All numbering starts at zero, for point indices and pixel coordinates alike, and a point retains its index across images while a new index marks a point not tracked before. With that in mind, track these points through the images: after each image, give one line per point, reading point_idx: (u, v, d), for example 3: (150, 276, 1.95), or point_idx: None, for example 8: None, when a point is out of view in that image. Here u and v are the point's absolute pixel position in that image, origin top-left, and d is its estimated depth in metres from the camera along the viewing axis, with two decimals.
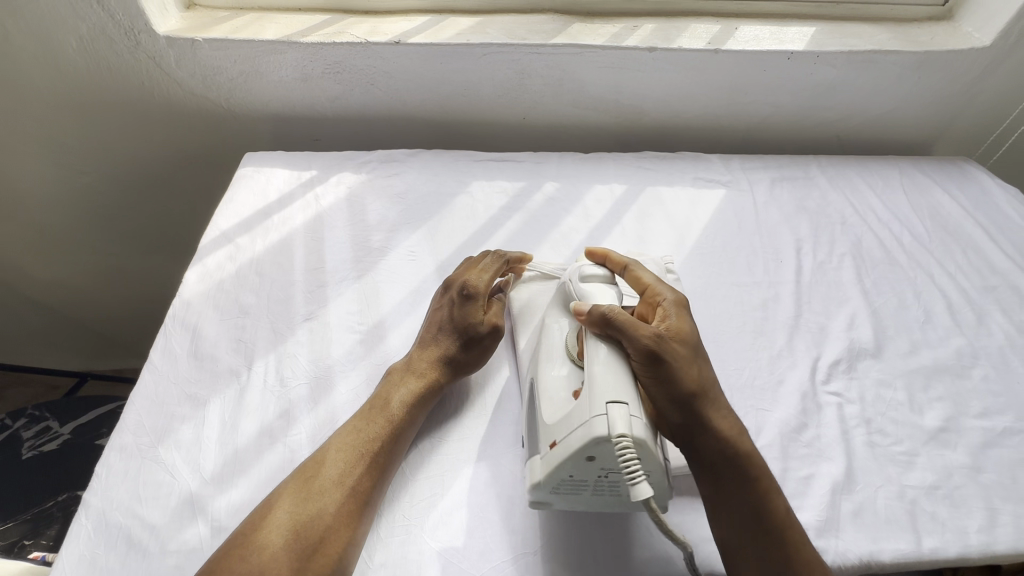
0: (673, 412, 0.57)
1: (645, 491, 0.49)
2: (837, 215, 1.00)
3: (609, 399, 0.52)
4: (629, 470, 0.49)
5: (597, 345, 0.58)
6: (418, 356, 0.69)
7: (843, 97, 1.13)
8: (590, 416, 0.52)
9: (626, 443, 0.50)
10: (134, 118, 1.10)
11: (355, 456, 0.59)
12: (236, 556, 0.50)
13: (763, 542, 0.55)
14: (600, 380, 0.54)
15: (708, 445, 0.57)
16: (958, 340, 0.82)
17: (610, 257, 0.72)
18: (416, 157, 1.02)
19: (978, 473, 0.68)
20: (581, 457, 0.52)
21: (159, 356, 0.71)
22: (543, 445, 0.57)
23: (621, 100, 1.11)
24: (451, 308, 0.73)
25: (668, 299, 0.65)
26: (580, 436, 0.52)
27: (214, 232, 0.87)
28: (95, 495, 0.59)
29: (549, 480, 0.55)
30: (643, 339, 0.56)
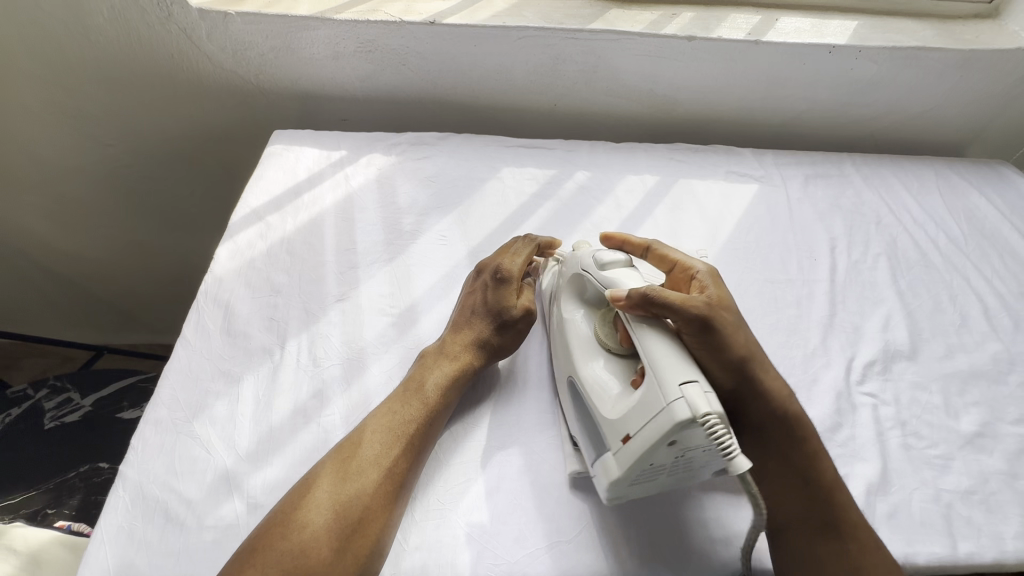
0: (725, 374, 0.59)
1: (742, 463, 0.49)
2: (872, 214, 0.98)
3: (682, 380, 0.50)
4: (722, 446, 0.48)
5: (644, 329, 0.56)
6: (451, 338, 0.69)
7: (882, 94, 1.11)
8: (666, 403, 0.49)
9: (715, 420, 0.48)
10: (161, 91, 1.09)
11: (392, 437, 0.58)
12: (277, 534, 0.50)
13: (812, 502, 0.57)
14: (665, 364, 0.52)
15: (756, 407, 0.59)
16: (994, 345, 0.81)
17: (628, 241, 0.75)
18: (446, 141, 1.01)
19: (1014, 479, 0.67)
20: (662, 445, 0.49)
21: (193, 332, 0.71)
22: (613, 441, 0.54)
23: (654, 90, 1.09)
24: (483, 291, 0.73)
25: (702, 271, 0.66)
26: (660, 423, 0.49)
27: (244, 210, 0.86)
28: (132, 468, 0.59)
29: (627, 474, 0.52)
30: (693, 310, 0.57)
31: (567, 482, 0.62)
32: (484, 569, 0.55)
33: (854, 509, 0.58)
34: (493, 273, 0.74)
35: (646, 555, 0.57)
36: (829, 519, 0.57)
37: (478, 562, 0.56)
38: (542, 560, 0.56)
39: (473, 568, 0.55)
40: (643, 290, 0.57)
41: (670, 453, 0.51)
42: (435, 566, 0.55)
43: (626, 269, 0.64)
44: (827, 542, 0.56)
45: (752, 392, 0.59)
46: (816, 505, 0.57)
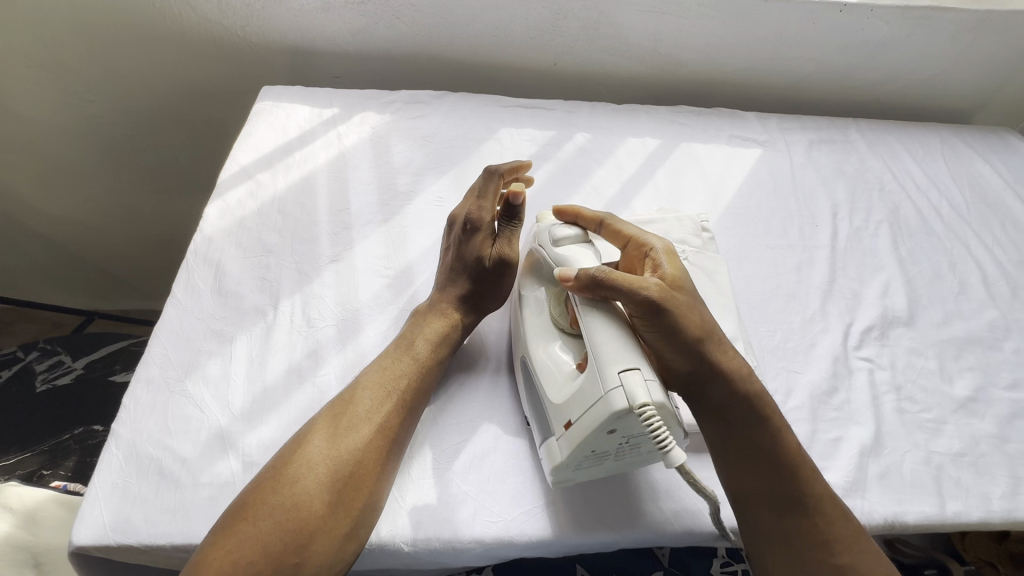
0: (682, 362, 0.55)
1: (677, 456, 0.48)
2: (876, 180, 0.97)
3: (621, 367, 0.50)
4: (658, 437, 0.47)
5: (591, 315, 0.54)
6: (438, 296, 0.67)
7: (891, 56, 1.08)
8: (605, 391, 0.50)
9: (650, 412, 0.47)
10: (144, 45, 1.05)
11: (384, 393, 0.58)
12: (270, 486, 0.50)
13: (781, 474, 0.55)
14: (608, 350, 0.51)
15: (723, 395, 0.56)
16: (991, 312, 0.81)
17: (581, 215, 0.67)
18: (444, 99, 0.97)
19: (1004, 442, 0.68)
20: (600, 433, 0.50)
21: (182, 291, 0.69)
22: (557, 427, 0.55)
23: (658, 49, 1.05)
24: (461, 249, 0.69)
25: (657, 248, 0.60)
26: (597, 413, 0.50)
27: (234, 167, 0.83)
28: (124, 426, 0.58)
29: (570, 461, 0.53)
30: (645, 294, 0.53)
31: None
32: (480, 526, 0.56)
33: (818, 480, 0.56)
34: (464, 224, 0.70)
35: (643, 514, 0.58)
36: (796, 495, 0.55)
37: (475, 518, 0.56)
38: (539, 516, 0.57)
39: (469, 524, 0.56)
40: (592, 270, 0.54)
41: (609, 440, 0.51)
42: (431, 522, 0.56)
43: (580, 245, 0.61)
44: (792, 517, 0.54)
45: (717, 376, 0.55)
46: (786, 482, 0.55)
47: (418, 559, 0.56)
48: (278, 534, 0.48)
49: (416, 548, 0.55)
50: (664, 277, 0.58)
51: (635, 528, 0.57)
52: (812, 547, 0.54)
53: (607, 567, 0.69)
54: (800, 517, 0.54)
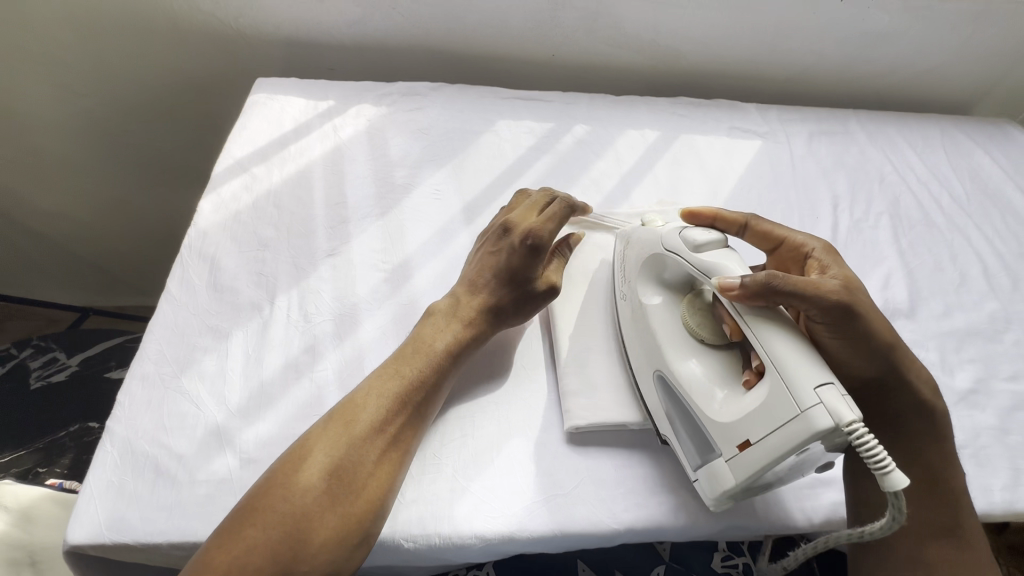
0: (866, 363, 0.56)
1: (898, 479, 0.44)
2: (876, 172, 0.96)
3: (817, 383, 0.47)
4: (874, 457, 0.44)
5: (764, 326, 0.50)
6: (467, 303, 0.65)
7: (892, 47, 1.07)
8: (802, 410, 0.46)
9: (862, 429, 0.44)
10: (136, 36, 1.03)
11: (394, 400, 0.56)
12: (277, 496, 0.48)
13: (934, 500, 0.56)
14: (792, 365, 0.48)
15: (896, 394, 0.58)
16: (992, 304, 0.81)
17: (720, 217, 0.67)
18: (440, 91, 0.96)
19: (1005, 434, 0.68)
20: (792, 453, 0.47)
21: (176, 286, 0.68)
22: (727, 447, 0.51)
23: (657, 40, 1.04)
24: (508, 253, 0.66)
25: (818, 247, 0.61)
26: (794, 434, 0.46)
27: (228, 160, 0.82)
28: (119, 423, 0.58)
29: (744, 483, 0.50)
30: (833, 298, 0.53)
31: (565, 439, 0.61)
32: (480, 522, 0.55)
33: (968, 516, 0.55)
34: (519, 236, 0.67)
35: (643, 508, 0.58)
36: (950, 525, 0.54)
37: (474, 514, 0.56)
38: (539, 512, 0.56)
39: (469, 519, 0.55)
40: (764, 276, 0.51)
41: (794, 459, 0.48)
42: (431, 518, 0.55)
43: (724, 250, 0.57)
44: (938, 545, 0.54)
45: (899, 380, 0.57)
46: (942, 509, 0.55)
47: (418, 555, 0.55)
48: (280, 546, 0.46)
49: (416, 545, 0.54)
50: (835, 278, 0.57)
51: (635, 521, 0.57)
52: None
53: (608, 562, 0.69)
54: (946, 544, 0.54)
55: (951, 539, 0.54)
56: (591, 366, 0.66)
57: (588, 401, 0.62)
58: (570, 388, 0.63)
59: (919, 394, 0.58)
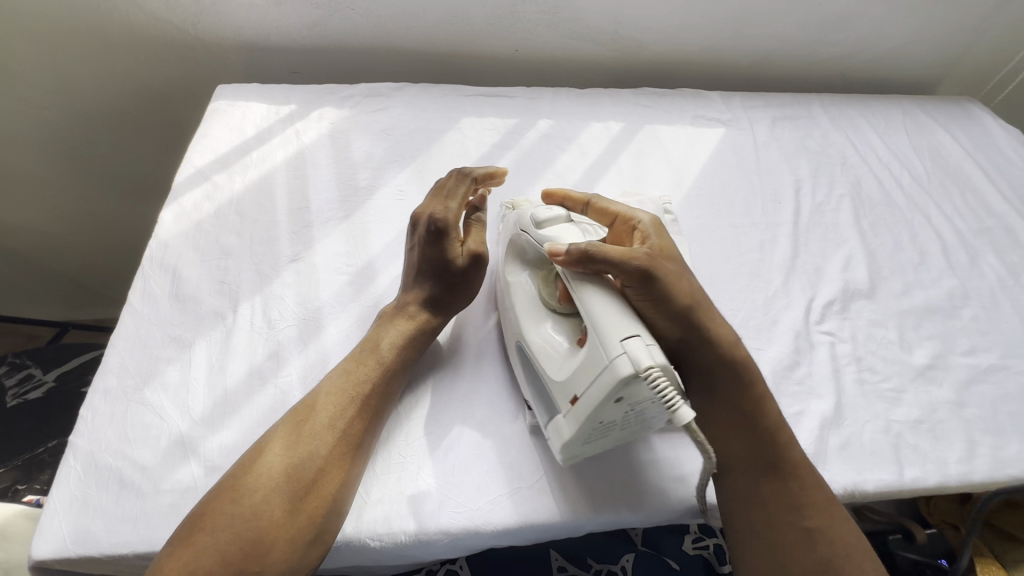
0: (667, 325, 0.57)
1: (685, 415, 0.48)
2: (838, 155, 0.98)
3: (623, 335, 0.49)
4: (665, 397, 0.47)
5: (586, 287, 0.54)
6: (405, 300, 0.66)
7: (851, 30, 1.08)
8: (609, 360, 0.49)
9: (656, 373, 0.47)
10: (95, 47, 1.02)
11: (346, 400, 0.57)
12: (230, 495, 0.50)
13: (758, 444, 0.57)
14: (606, 320, 0.51)
15: (700, 353, 0.58)
16: (951, 281, 0.82)
17: (569, 196, 0.68)
18: (404, 91, 0.96)
19: (961, 407, 0.69)
20: (609, 402, 0.49)
21: (138, 299, 0.68)
22: (563, 403, 0.54)
23: (619, 32, 1.04)
24: (422, 249, 0.67)
25: (644, 221, 0.63)
26: (604, 381, 0.49)
27: (189, 170, 0.82)
28: (82, 437, 0.58)
29: (578, 436, 0.53)
30: (633, 263, 0.55)
31: (529, 431, 0.62)
32: (446, 517, 0.56)
33: (796, 449, 0.58)
34: (426, 227, 0.67)
35: (610, 495, 0.59)
36: (772, 458, 0.57)
37: (441, 510, 0.56)
38: (504, 504, 0.57)
39: (435, 516, 0.56)
40: (581, 246, 0.55)
41: (619, 407, 0.51)
42: (397, 517, 0.56)
43: (565, 225, 0.61)
44: (768, 481, 0.56)
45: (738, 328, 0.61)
46: (762, 446, 0.57)
47: (387, 553, 0.56)
48: (238, 546, 0.47)
49: (382, 544, 0.55)
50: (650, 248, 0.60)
51: (599, 512, 0.58)
52: (784, 511, 0.55)
53: (580, 549, 0.70)
54: (773, 480, 0.56)
55: (775, 473, 0.56)
56: None
57: None
58: None
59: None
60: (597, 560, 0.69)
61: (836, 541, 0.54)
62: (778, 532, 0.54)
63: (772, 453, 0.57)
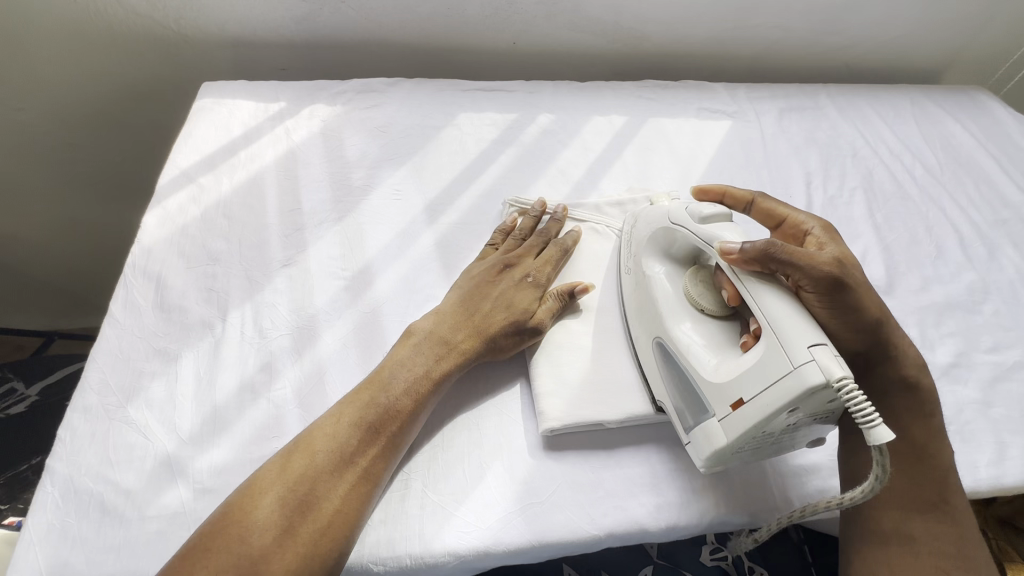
0: (852, 337, 0.53)
1: (885, 433, 0.42)
2: (848, 146, 0.95)
3: (811, 342, 0.45)
4: (862, 412, 0.42)
5: (760, 289, 0.49)
6: (465, 324, 0.61)
7: (857, 17, 1.05)
8: (793, 366, 0.45)
9: (852, 385, 0.43)
10: (71, 43, 0.98)
11: (363, 431, 0.52)
12: (233, 535, 0.45)
13: (920, 479, 0.52)
14: (789, 325, 0.47)
15: (880, 371, 0.55)
16: (970, 275, 0.79)
17: (728, 194, 0.64)
18: (398, 86, 0.92)
19: (988, 407, 0.67)
20: (782, 412, 0.46)
21: (120, 309, 0.64)
22: (720, 407, 0.50)
23: (619, 22, 1.01)
24: (509, 285, 0.64)
25: (816, 227, 0.58)
26: (785, 390, 0.45)
27: (172, 171, 0.78)
28: (60, 460, 0.54)
29: (735, 445, 0.49)
30: (824, 268, 0.49)
31: (539, 444, 0.58)
32: (454, 539, 0.52)
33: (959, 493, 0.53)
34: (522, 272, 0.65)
35: (627, 509, 0.56)
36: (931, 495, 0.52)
37: (448, 531, 0.53)
38: (515, 523, 0.54)
39: (442, 538, 0.52)
40: (761, 244, 0.49)
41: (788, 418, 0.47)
42: (401, 539, 0.52)
43: (728, 223, 0.56)
44: (924, 520, 0.51)
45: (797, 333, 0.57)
46: (922, 481, 0.52)
47: None
48: None
49: (385, 568, 0.51)
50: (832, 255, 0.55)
51: (615, 528, 0.55)
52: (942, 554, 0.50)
53: (593, 564, 0.67)
54: (931, 520, 0.51)
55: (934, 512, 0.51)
56: (564, 363, 0.62)
57: (561, 404, 0.59)
58: (543, 389, 0.60)
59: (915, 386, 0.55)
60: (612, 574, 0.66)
61: None
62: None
63: (932, 491, 0.52)
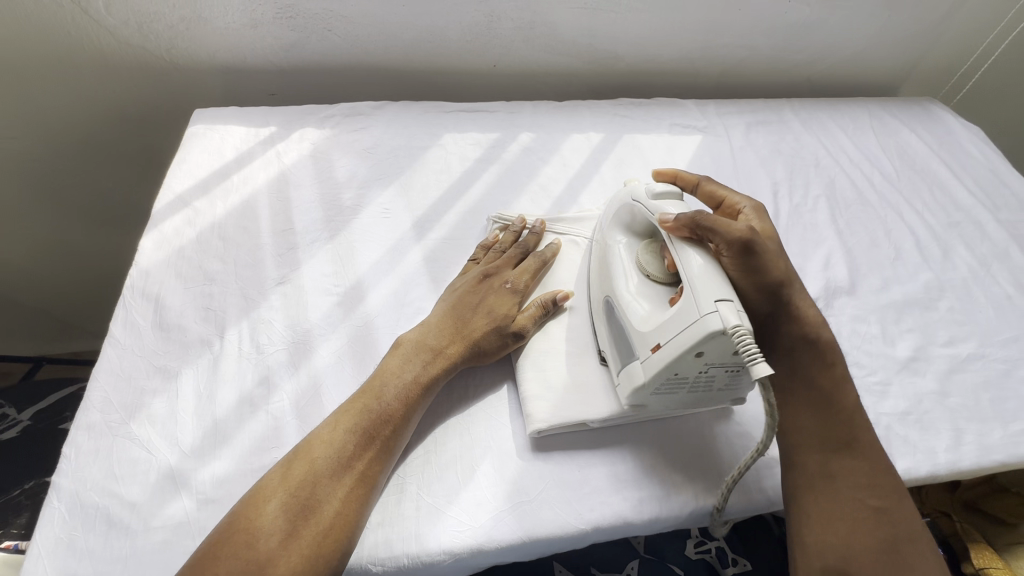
0: (758, 297, 0.59)
1: (763, 369, 0.48)
2: (812, 157, 1.01)
3: (716, 296, 0.51)
4: (747, 354, 0.49)
5: (688, 252, 0.55)
6: (449, 335, 0.64)
7: (815, 37, 1.12)
8: (700, 314, 0.51)
9: (743, 332, 0.49)
10: (65, 75, 1.01)
11: (362, 437, 0.55)
12: (241, 540, 0.47)
13: (832, 425, 0.58)
14: (701, 279, 0.52)
15: (786, 330, 0.60)
16: (926, 275, 0.85)
17: (680, 176, 0.71)
18: (384, 109, 0.96)
19: (945, 397, 0.71)
20: (689, 355, 0.52)
21: (120, 329, 0.66)
22: (643, 350, 0.56)
23: (594, 45, 1.06)
24: (489, 294, 0.68)
25: (748, 207, 0.66)
26: (690, 334, 0.51)
27: (168, 196, 0.81)
28: (65, 476, 0.56)
29: (651, 382, 0.56)
30: (736, 233, 0.55)
31: (527, 446, 0.62)
32: (448, 538, 0.55)
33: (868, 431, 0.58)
34: (501, 282, 0.69)
35: (610, 505, 0.59)
36: (845, 436, 0.57)
37: (443, 531, 0.55)
38: (507, 520, 0.57)
39: (438, 538, 0.55)
40: (690, 214, 0.56)
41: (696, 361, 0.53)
42: (398, 540, 0.55)
43: (676, 201, 0.62)
44: (839, 457, 0.56)
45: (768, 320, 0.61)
46: (835, 425, 0.58)
47: None
48: None
49: (384, 569, 0.54)
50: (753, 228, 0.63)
51: (600, 524, 0.58)
52: (854, 487, 0.55)
53: (583, 561, 0.70)
54: (846, 459, 0.56)
55: (848, 451, 0.57)
56: (549, 368, 0.65)
57: (547, 406, 0.62)
58: (530, 393, 0.63)
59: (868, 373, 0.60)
60: (602, 570, 0.70)
61: (903, 522, 0.54)
62: (852, 516, 0.54)
63: (844, 432, 0.57)
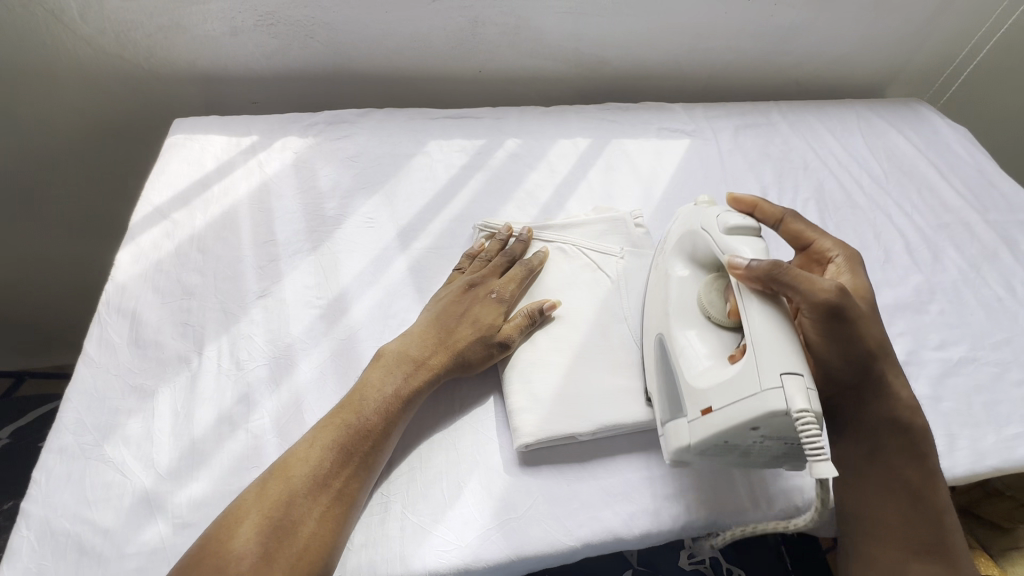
0: (842, 363, 0.57)
1: (828, 470, 0.45)
2: (800, 160, 1.00)
3: (784, 369, 0.48)
4: (811, 444, 0.45)
5: (755, 304, 0.52)
6: (433, 346, 0.63)
7: (802, 40, 1.12)
8: (762, 388, 0.48)
9: (809, 419, 0.46)
10: (41, 85, 0.99)
11: (342, 454, 0.54)
12: (210, 566, 0.46)
13: (919, 522, 0.54)
14: (767, 345, 0.49)
15: (869, 402, 0.58)
16: (916, 277, 0.84)
17: (760, 208, 0.69)
18: (368, 116, 0.95)
19: (937, 402, 0.71)
20: (745, 428, 0.49)
21: (95, 347, 0.64)
22: (693, 409, 0.54)
23: (580, 49, 1.06)
24: (474, 304, 0.66)
25: (838, 255, 0.64)
26: (749, 408, 0.48)
27: (146, 208, 0.79)
28: (35, 502, 0.54)
29: (698, 446, 0.53)
30: (824, 295, 0.53)
31: (515, 461, 0.60)
32: (434, 558, 0.54)
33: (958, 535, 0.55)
34: (486, 291, 0.67)
35: (601, 521, 0.58)
36: (929, 538, 0.54)
37: (428, 551, 0.54)
38: (494, 538, 0.55)
39: (423, 559, 0.54)
40: (768, 264, 0.52)
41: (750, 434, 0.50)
42: (381, 561, 0.53)
43: (752, 237, 0.58)
44: (920, 562, 0.53)
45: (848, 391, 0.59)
46: (918, 523, 0.54)
47: None
48: None
49: None
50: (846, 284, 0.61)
51: (590, 540, 0.57)
52: None
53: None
54: (926, 563, 0.53)
55: (932, 556, 0.53)
56: (537, 380, 0.63)
57: (535, 420, 0.61)
58: (517, 406, 0.61)
59: (900, 419, 0.57)
60: None
61: None
62: None
63: (929, 533, 0.54)
